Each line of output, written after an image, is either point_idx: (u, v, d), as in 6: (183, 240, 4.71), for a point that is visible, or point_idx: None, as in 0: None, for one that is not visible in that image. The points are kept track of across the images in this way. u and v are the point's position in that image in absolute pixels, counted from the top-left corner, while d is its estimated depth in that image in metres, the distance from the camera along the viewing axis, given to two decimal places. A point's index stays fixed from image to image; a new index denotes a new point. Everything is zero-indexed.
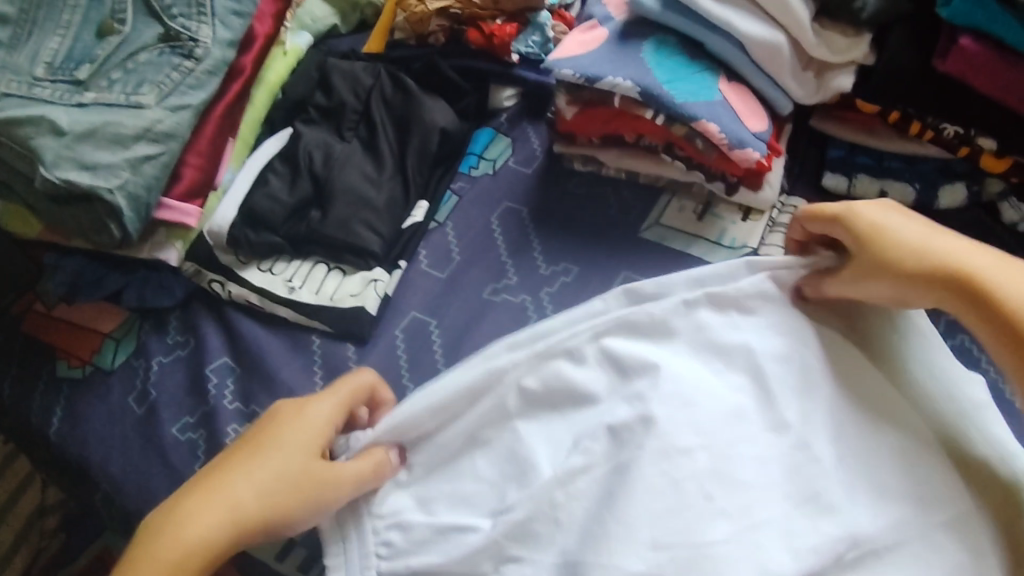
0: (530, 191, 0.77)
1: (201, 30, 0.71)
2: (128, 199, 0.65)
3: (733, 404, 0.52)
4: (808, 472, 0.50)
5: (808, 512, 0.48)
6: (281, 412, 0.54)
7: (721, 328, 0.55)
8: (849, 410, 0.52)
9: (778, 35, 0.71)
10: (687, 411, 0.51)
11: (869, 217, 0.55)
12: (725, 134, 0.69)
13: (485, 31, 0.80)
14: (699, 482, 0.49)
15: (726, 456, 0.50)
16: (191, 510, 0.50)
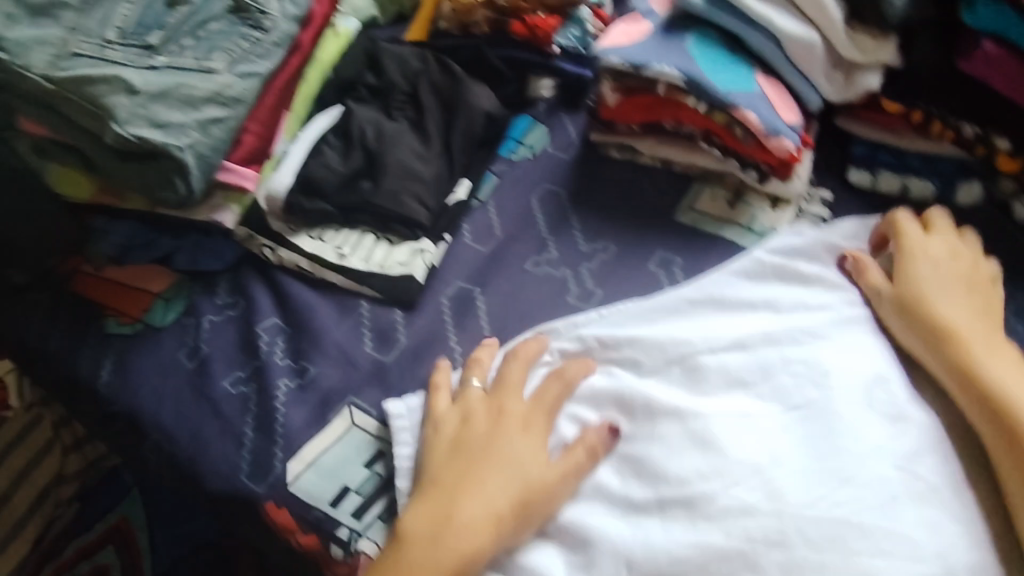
0: (569, 174, 0.81)
1: (269, 4, 0.75)
2: (196, 158, 0.68)
3: (745, 314, 0.66)
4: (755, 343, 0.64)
5: (799, 418, 0.60)
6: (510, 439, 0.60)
7: (761, 343, 0.64)
8: (861, 403, 0.60)
9: (813, 33, 0.75)
10: (774, 389, 0.61)
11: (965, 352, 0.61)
12: (763, 122, 0.72)
13: (529, 23, 0.84)
14: (716, 358, 0.63)
15: (766, 392, 0.61)
16: (498, 476, 0.58)
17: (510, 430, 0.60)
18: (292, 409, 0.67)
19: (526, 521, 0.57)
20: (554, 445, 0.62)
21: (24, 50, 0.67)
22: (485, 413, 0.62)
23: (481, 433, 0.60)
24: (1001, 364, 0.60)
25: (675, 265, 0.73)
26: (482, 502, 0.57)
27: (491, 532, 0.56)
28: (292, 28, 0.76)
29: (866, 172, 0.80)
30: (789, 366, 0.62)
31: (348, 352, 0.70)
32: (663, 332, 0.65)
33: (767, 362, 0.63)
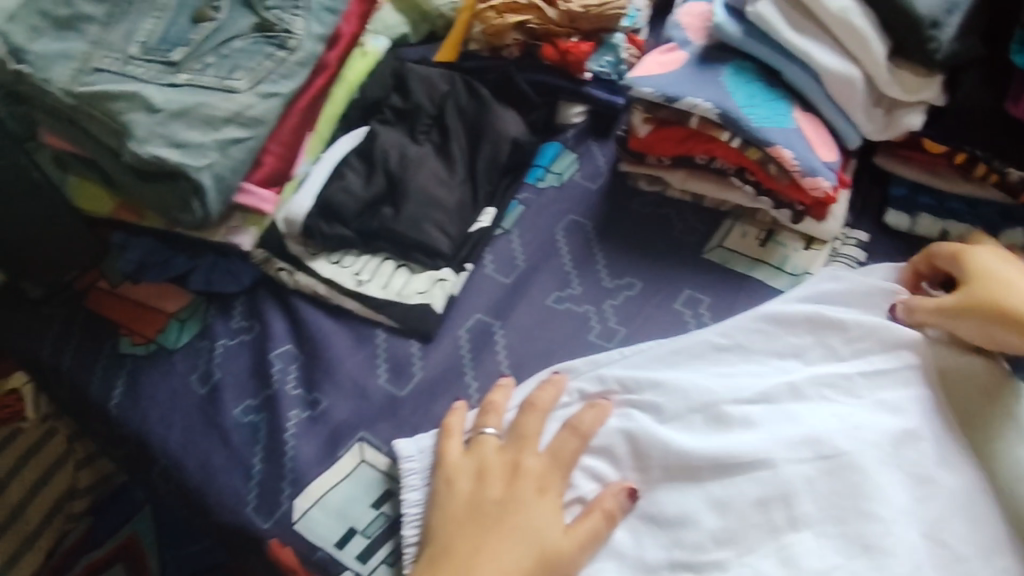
0: (596, 206, 0.78)
1: (295, 23, 0.74)
2: (213, 178, 0.67)
3: (771, 359, 0.64)
4: (781, 394, 0.61)
5: (824, 472, 0.57)
6: (524, 500, 0.57)
7: (787, 395, 0.61)
8: (888, 462, 0.58)
9: (853, 69, 0.72)
10: (802, 439, 0.58)
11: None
12: (799, 160, 0.70)
13: (560, 48, 0.82)
14: (741, 409, 0.60)
15: (794, 438, 0.58)
16: (515, 540, 0.55)
17: (523, 492, 0.57)
18: (301, 442, 0.65)
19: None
20: (568, 502, 0.59)
21: (46, 65, 0.67)
22: (499, 470, 0.59)
23: (495, 493, 0.57)
24: None
25: (703, 305, 0.71)
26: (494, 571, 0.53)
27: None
28: (318, 48, 0.74)
29: (904, 215, 0.76)
30: (816, 418, 0.60)
31: (362, 385, 0.68)
32: (689, 377, 0.63)
33: (794, 413, 0.60)
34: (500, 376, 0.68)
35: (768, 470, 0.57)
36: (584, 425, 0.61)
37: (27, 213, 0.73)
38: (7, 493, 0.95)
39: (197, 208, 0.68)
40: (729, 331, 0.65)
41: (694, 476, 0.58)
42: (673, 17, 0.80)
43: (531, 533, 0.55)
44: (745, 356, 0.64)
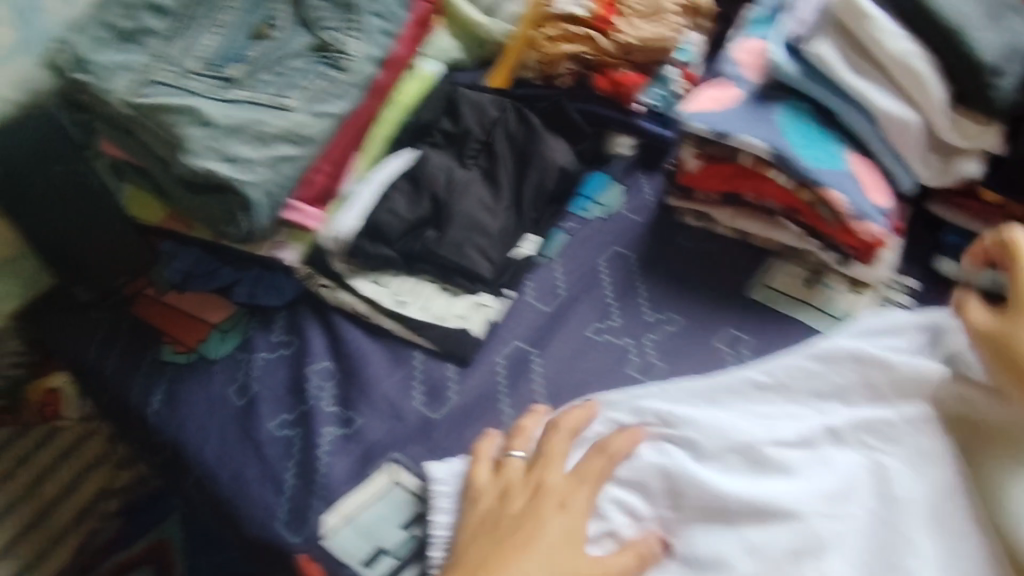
0: (640, 239, 0.78)
1: (350, 44, 0.75)
2: (264, 195, 0.68)
3: (816, 402, 0.61)
4: (819, 441, 0.60)
5: (857, 528, 0.56)
6: (552, 518, 0.56)
7: (826, 443, 0.60)
8: (927, 519, 0.56)
9: (911, 113, 0.71)
10: (835, 492, 0.57)
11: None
12: (849, 203, 0.69)
13: (613, 79, 0.82)
14: (779, 453, 0.59)
15: (827, 491, 0.57)
16: (542, 559, 0.54)
17: (555, 520, 0.56)
18: (334, 460, 0.65)
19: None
20: (598, 536, 0.58)
21: (108, 75, 0.68)
22: (522, 488, 0.58)
23: (518, 509, 0.57)
24: None
25: (744, 343, 0.70)
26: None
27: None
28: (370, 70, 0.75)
29: (957, 263, 0.75)
30: (853, 469, 0.58)
31: (397, 406, 0.68)
32: (729, 418, 0.61)
33: (831, 462, 0.59)
34: (535, 405, 0.67)
35: (802, 521, 0.56)
36: (619, 446, 0.60)
37: (82, 218, 0.75)
38: (45, 489, 0.96)
39: (243, 222, 0.69)
40: (772, 368, 0.63)
41: (727, 518, 0.57)
42: (729, 52, 0.80)
43: (562, 556, 0.54)
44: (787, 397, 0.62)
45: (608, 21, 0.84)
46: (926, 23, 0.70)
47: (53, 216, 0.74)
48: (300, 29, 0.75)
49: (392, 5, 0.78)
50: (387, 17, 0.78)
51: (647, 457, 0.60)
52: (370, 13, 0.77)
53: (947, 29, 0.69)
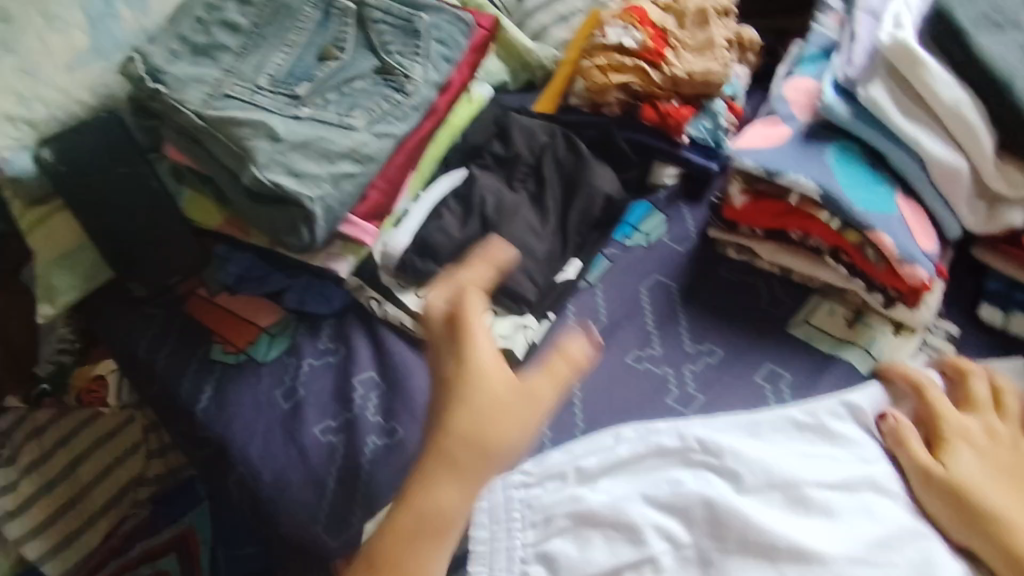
0: (682, 268, 0.79)
1: (414, 69, 0.78)
2: (324, 210, 0.71)
3: (857, 450, 0.64)
4: (860, 488, 0.61)
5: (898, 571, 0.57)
6: (487, 346, 0.54)
7: (867, 490, 0.61)
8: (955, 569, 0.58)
9: (960, 160, 0.72)
10: (875, 538, 0.58)
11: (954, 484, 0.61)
12: (898, 247, 0.69)
13: (661, 110, 0.83)
14: (821, 493, 0.60)
15: (867, 535, 0.58)
16: (490, 381, 0.52)
17: (456, 365, 0.54)
18: (377, 468, 0.67)
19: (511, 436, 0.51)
20: (638, 563, 0.58)
21: (181, 86, 0.73)
22: (445, 330, 0.56)
23: (447, 355, 0.55)
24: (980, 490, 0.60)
25: (784, 381, 0.71)
26: (458, 452, 0.50)
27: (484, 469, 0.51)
28: (431, 95, 0.79)
29: (998, 310, 0.76)
30: (889, 515, 0.60)
31: None
32: (769, 454, 0.63)
33: (871, 508, 0.60)
34: (573, 430, 0.68)
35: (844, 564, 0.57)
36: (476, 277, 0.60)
37: (146, 219, 0.78)
38: (80, 472, 0.99)
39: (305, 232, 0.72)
40: (814, 410, 0.65)
41: (770, 555, 0.57)
42: (779, 91, 0.81)
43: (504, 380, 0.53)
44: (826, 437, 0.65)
45: (659, 54, 0.85)
46: (977, 71, 0.71)
47: (117, 215, 0.77)
48: (366, 54, 0.79)
49: (454, 33, 0.82)
50: (448, 44, 0.81)
51: (686, 487, 0.61)
52: (431, 40, 0.80)
53: (998, 79, 0.71)
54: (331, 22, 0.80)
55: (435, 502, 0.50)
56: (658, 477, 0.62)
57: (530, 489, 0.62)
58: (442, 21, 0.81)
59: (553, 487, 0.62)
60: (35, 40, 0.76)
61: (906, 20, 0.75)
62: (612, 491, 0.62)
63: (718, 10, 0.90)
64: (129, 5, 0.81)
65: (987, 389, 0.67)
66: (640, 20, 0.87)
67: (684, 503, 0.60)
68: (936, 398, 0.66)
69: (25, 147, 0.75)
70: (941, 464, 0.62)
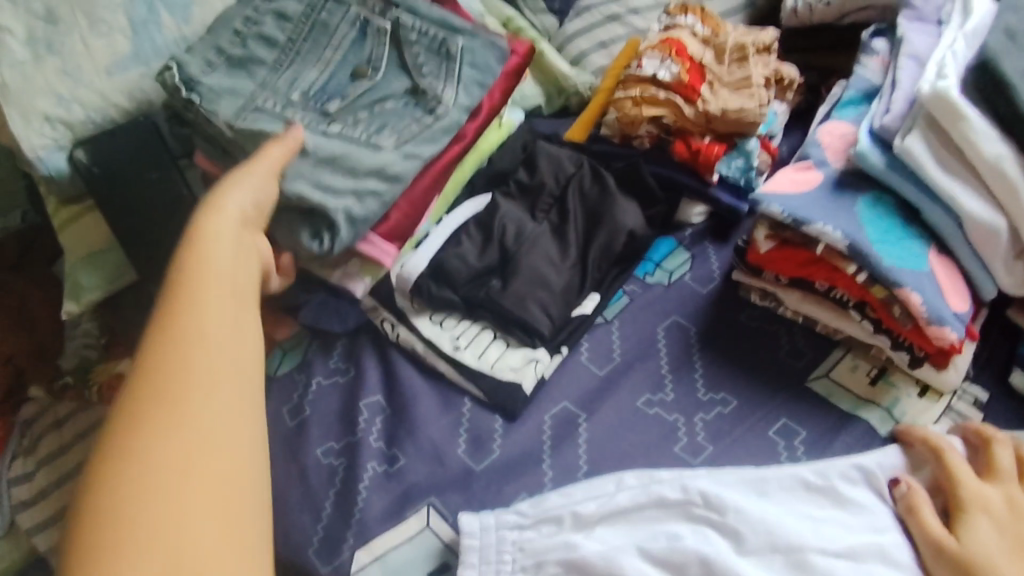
0: (702, 311, 0.78)
1: (445, 92, 0.79)
2: (346, 223, 0.71)
3: (868, 518, 0.61)
4: (869, 557, 0.59)
5: None
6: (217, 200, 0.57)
7: (874, 560, 0.59)
8: None
9: (999, 219, 0.69)
10: None
11: (965, 556, 0.58)
12: (927, 307, 0.67)
13: (692, 146, 0.82)
14: (825, 560, 0.58)
15: None
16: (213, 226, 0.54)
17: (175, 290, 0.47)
18: (373, 496, 0.66)
19: (220, 248, 0.51)
20: None
21: (214, 97, 0.73)
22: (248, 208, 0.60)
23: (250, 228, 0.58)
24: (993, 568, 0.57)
25: (799, 438, 0.68)
26: (154, 381, 0.42)
27: (230, 282, 0.49)
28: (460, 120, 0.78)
29: None
30: None
31: (441, 451, 0.68)
32: (774, 516, 0.60)
33: None
34: (576, 473, 0.67)
35: None
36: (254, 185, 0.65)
37: (176, 227, 0.78)
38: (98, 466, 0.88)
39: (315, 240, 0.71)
40: (824, 471, 0.64)
41: None
42: (814, 134, 0.79)
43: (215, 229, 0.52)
44: (836, 501, 0.62)
45: (694, 89, 0.84)
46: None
47: (145, 220, 0.77)
48: (401, 74, 0.80)
49: (490, 58, 0.81)
50: (483, 70, 0.80)
51: (686, 546, 0.59)
52: (465, 63, 0.80)
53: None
54: (367, 39, 0.80)
55: (173, 425, 0.40)
56: (656, 531, 0.60)
57: (523, 531, 0.61)
58: (477, 46, 0.81)
59: (550, 532, 0.61)
60: (78, 44, 0.76)
61: (950, 71, 0.71)
62: (608, 540, 0.60)
63: (758, 46, 0.88)
64: (172, 14, 0.82)
65: (1012, 461, 0.64)
66: (681, 52, 0.86)
67: (682, 563, 0.58)
68: (956, 468, 0.63)
69: (61, 148, 0.76)
70: (956, 539, 0.59)
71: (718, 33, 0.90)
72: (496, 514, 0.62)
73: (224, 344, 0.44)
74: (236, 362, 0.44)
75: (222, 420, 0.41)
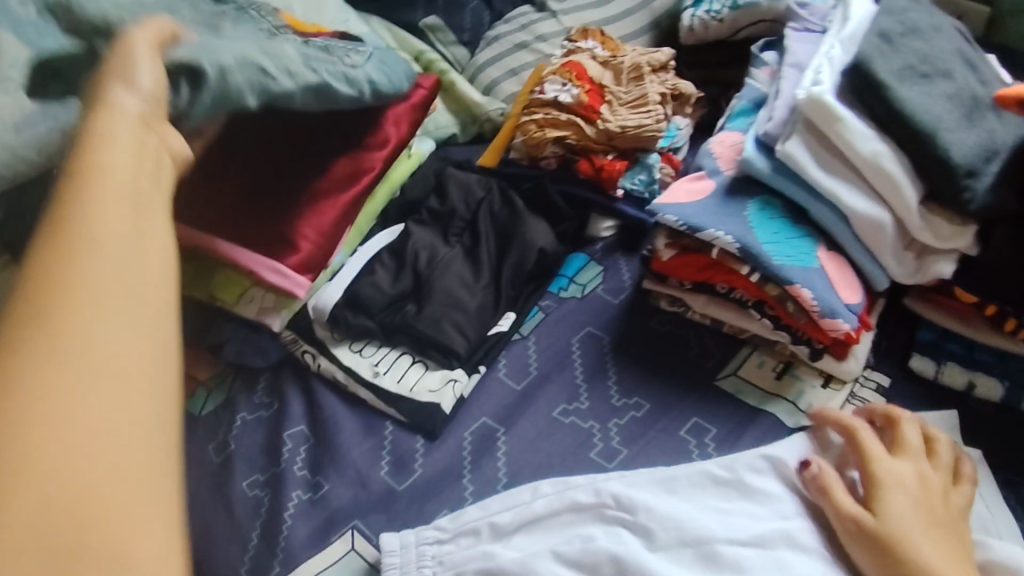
0: (614, 321, 0.80)
1: (354, 57, 0.75)
2: (216, 72, 0.60)
3: (778, 508, 0.63)
4: (779, 545, 0.60)
5: None
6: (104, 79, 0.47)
7: (784, 546, 0.60)
8: None
9: (882, 213, 0.72)
10: None
11: (884, 529, 0.59)
12: (818, 301, 0.70)
13: (596, 163, 0.87)
14: (734, 549, 0.60)
15: None
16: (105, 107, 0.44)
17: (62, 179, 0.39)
18: (297, 523, 0.67)
19: (116, 155, 0.41)
20: None
21: None
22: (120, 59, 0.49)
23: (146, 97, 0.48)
24: (919, 542, 0.58)
25: (709, 436, 0.71)
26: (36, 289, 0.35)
27: (129, 194, 0.40)
28: (362, 88, 0.73)
29: (930, 362, 0.76)
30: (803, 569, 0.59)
31: (364, 474, 0.70)
32: (684, 513, 0.63)
33: (786, 560, 0.59)
34: (495, 484, 0.69)
35: None
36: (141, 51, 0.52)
37: None
38: None
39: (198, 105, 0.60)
40: (731, 465, 0.66)
41: None
42: (708, 145, 0.83)
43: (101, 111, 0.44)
44: (744, 493, 0.65)
45: (593, 109, 0.88)
46: (900, 124, 0.72)
47: None
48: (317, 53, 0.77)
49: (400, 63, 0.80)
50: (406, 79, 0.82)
51: (599, 545, 0.61)
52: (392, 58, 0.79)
53: (921, 131, 0.71)
54: (300, 30, 0.79)
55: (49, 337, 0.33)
56: (574, 534, 0.62)
57: (443, 545, 0.64)
58: (390, 57, 0.80)
59: (473, 544, 0.63)
60: None
61: (825, 76, 0.75)
62: (525, 547, 0.62)
63: (654, 65, 0.92)
64: None
65: (917, 438, 0.67)
66: (580, 75, 0.90)
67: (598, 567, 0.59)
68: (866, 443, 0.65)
69: None
70: (871, 513, 0.60)
71: (616, 55, 0.94)
72: (417, 533, 0.64)
73: (116, 279, 0.36)
74: (131, 301, 0.36)
75: (115, 364, 0.34)
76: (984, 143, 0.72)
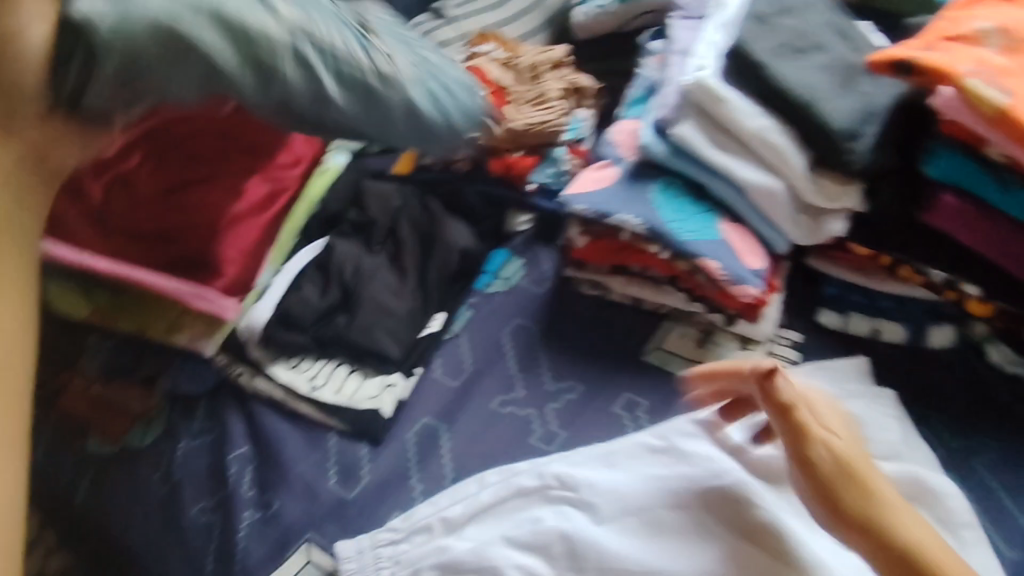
0: (540, 311, 0.83)
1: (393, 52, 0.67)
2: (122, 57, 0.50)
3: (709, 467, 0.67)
4: (712, 504, 0.64)
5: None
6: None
7: (715, 505, 0.64)
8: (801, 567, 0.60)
9: (775, 182, 0.77)
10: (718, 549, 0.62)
11: (838, 465, 0.59)
12: (725, 271, 0.74)
13: (506, 162, 0.90)
14: (668, 515, 0.64)
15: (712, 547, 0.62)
16: None
17: None
18: (252, 543, 0.68)
19: None
20: None
21: None
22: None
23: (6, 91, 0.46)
24: (871, 480, 0.59)
25: (640, 409, 0.75)
26: None
27: None
28: (394, 102, 0.66)
29: (836, 314, 0.81)
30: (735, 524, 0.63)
31: (313, 486, 0.71)
32: (620, 484, 0.66)
33: (717, 519, 0.64)
34: (442, 481, 0.71)
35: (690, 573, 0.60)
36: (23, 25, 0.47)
37: None
38: None
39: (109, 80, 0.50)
40: (664, 434, 0.69)
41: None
42: (608, 134, 0.87)
43: None
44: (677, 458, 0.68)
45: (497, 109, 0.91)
46: (782, 101, 0.77)
47: None
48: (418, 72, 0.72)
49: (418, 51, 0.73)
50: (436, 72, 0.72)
51: (548, 526, 0.64)
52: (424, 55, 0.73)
53: (799, 101, 0.76)
54: None
55: None
56: (524, 518, 0.65)
57: (398, 545, 0.65)
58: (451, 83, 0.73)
59: (429, 541, 0.65)
60: None
61: (708, 62, 0.80)
62: (477, 537, 0.64)
63: (551, 63, 0.96)
64: None
65: (828, 411, 0.63)
66: (481, 80, 0.93)
67: (546, 547, 0.63)
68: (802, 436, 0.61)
69: None
70: (823, 449, 0.60)
71: (515, 56, 0.97)
72: (372, 536, 0.66)
73: None
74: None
75: None
76: (864, 107, 0.77)
